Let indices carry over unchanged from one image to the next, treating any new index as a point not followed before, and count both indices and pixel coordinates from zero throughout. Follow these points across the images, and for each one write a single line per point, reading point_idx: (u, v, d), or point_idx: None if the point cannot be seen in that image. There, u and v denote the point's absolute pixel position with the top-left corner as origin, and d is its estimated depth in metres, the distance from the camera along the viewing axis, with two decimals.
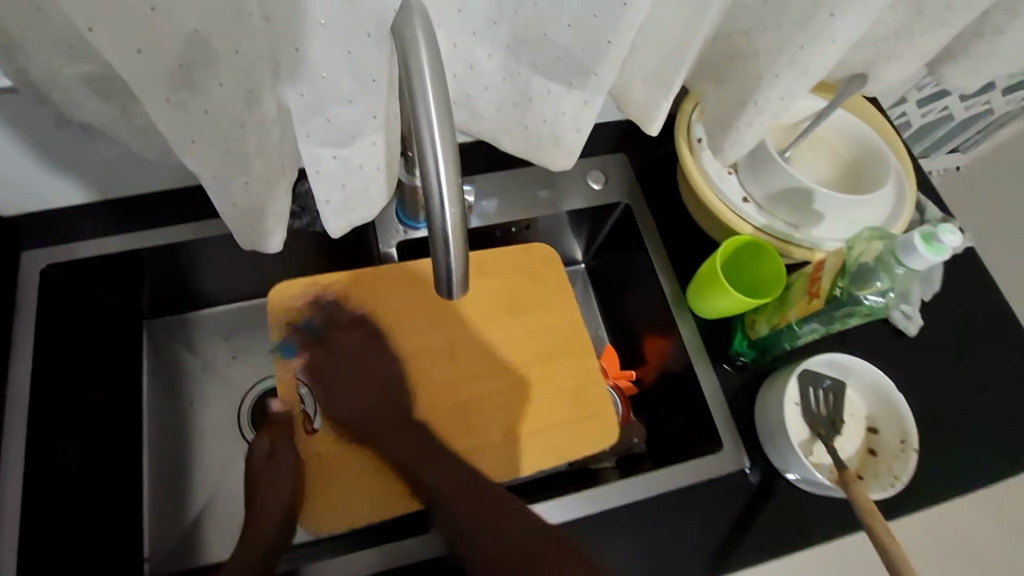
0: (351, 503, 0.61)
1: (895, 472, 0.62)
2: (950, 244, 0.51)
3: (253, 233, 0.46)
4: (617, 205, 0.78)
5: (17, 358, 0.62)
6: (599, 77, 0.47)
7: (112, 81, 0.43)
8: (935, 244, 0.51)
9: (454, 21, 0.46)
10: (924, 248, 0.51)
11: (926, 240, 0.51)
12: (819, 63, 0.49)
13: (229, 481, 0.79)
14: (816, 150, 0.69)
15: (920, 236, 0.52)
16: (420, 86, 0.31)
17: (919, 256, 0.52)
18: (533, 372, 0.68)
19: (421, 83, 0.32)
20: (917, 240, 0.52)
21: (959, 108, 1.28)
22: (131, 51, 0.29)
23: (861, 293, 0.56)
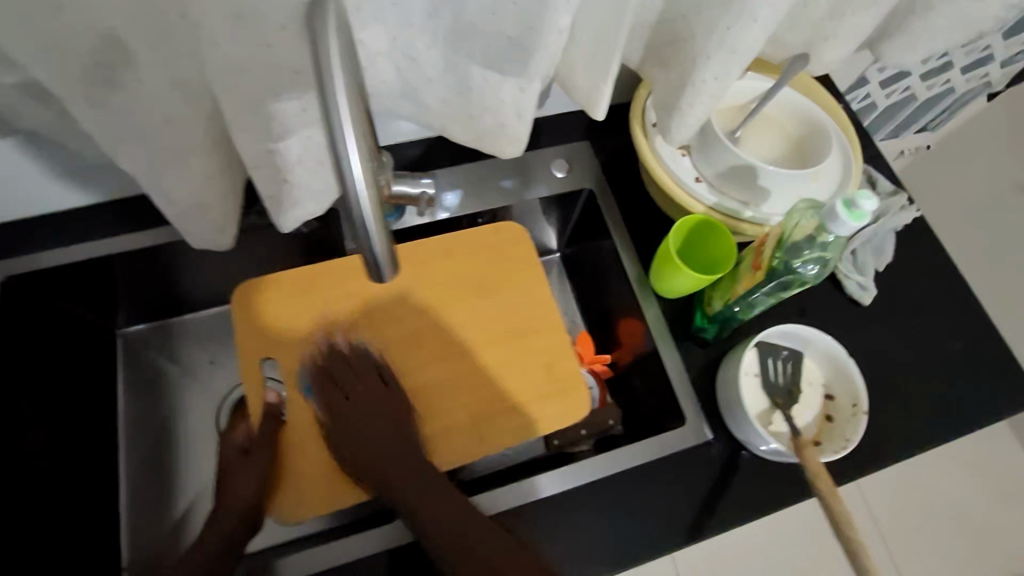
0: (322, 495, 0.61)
1: (847, 435, 0.64)
2: (869, 208, 0.52)
3: (202, 230, 0.47)
4: (582, 190, 0.79)
5: None
6: (534, 64, 0.47)
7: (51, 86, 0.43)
8: (854, 210, 0.51)
9: (390, 15, 0.46)
10: (846, 215, 0.52)
11: (847, 206, 0.51)
12: (745, 42, 0.50)
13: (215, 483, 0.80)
14: (767, 128, 0.70)
15: (841, 203, 0.52)
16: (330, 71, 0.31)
17: (841, 222, 0.52)
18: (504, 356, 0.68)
19: (331, 66, 0.31)
20: (838, 207, 0.52)
21: (921, 89, 1.31)
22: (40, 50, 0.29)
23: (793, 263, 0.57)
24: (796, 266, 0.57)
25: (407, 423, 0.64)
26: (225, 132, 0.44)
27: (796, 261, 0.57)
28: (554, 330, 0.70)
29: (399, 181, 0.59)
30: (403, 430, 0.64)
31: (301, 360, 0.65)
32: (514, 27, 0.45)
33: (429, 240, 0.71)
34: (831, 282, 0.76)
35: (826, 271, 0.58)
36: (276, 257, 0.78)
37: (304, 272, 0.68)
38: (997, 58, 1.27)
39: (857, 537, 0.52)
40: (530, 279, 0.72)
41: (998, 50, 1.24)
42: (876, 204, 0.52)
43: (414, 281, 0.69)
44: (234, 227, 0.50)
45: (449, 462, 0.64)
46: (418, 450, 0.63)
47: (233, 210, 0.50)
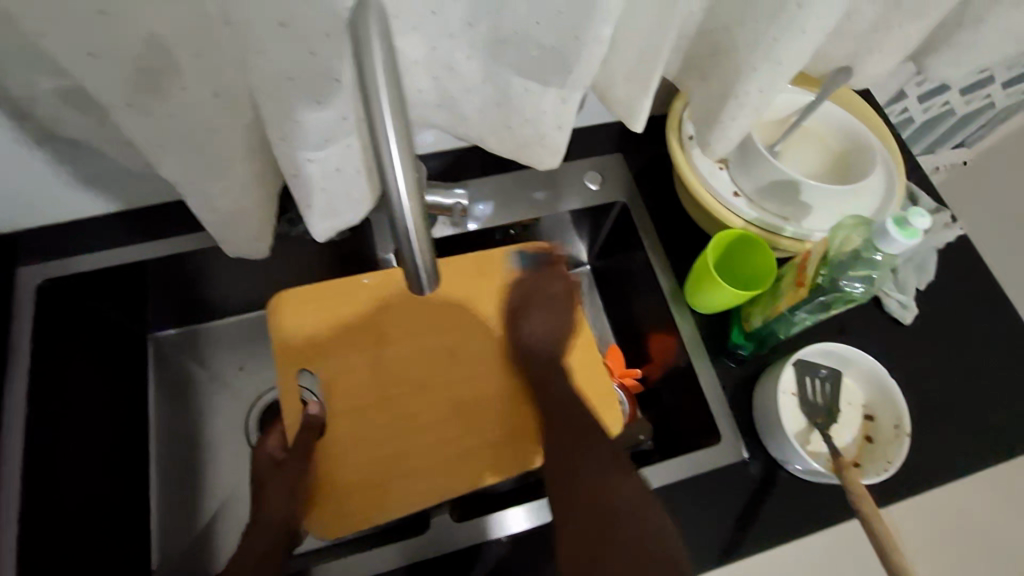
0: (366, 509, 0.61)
1: (890, 456, 0.61)
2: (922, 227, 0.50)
3: (238, 239, 0.47)
4: (614, 202, 0.77)
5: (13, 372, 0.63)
6: (575, 74, 0.46)
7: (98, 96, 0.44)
8: (904, 228, 0.49)
9: (430, 24, 0.46)
10: (896, 234, 0.49)
11: (899, 223, 0.49)
12: (793, 55, 0.48)
13: (242, 488, 0.80)
14: (807, 142, 0.67)
15: (894, 220, 0.50)
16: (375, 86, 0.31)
17: (889, 241, 0.50)
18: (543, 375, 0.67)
19: (377, 80, 0.31)
20: (890, 224, 0.50)
21: (960, 103, 1.28)
22: (84, 56, 0.29)
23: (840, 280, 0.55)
24: (843, 282, 0.55)
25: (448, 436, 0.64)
26: (264, 141, 0.43)
27: (843, 279, 0.55)
28: (586, 344, 0.71)
29: (432, 193, 0.62)
30: (445, 443, 0.64)
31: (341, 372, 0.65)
32: (557, 38, 0.44)
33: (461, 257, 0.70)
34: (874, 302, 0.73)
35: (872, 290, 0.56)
36: (311, 265, 0.79)
37: (338, 287, 0.67)
38: None
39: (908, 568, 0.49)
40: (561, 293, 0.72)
41: None
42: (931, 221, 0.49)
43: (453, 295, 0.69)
44: (270, 237, 0.50)
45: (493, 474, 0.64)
46: (461, 462, 0.64)
47: (269, 220, 0.49)
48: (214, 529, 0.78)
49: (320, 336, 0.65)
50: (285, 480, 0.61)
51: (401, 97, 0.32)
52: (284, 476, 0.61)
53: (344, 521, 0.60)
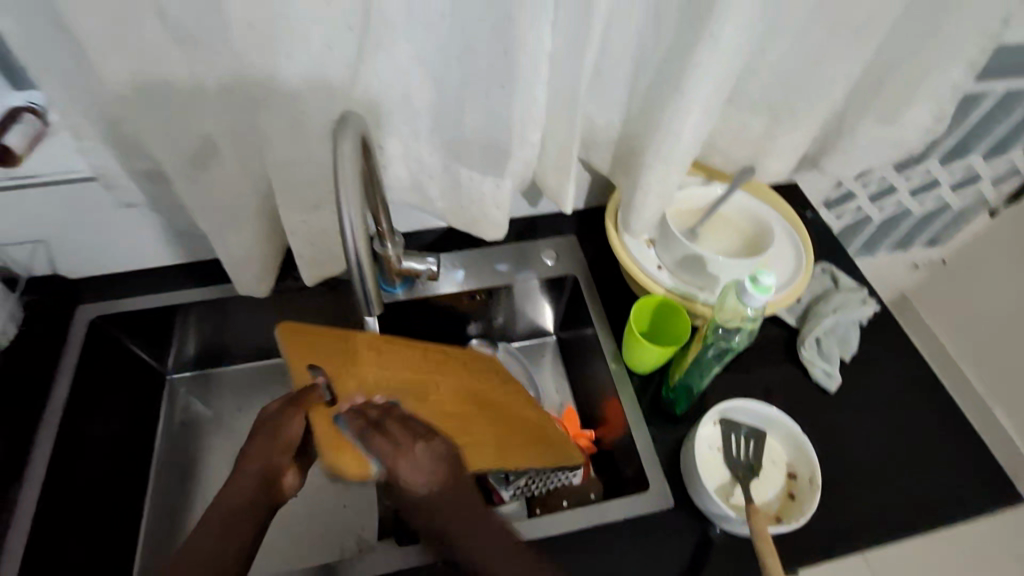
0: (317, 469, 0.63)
1: (804, 510, 0.68)
2: (771, 283, 0.58)
3: (246, 280, 0.61)
4: (566, 276, 0.88)
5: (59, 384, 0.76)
6: (508, 168, 0.62)
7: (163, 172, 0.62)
8: (757, 284, 0.58)
9: (405, 131, 0.63)
10: (750, 288, 0.58)
11: (752, 281, 0.58)
12: (675, 155, 0.64)
13: None
14: (723, 227, 0.81)
15: (747, 279, 0.59)
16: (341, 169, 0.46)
17: (748, 295, 0.58)
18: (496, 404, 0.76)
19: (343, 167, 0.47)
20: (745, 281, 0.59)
21: (913, 204, 1.41)
22: None
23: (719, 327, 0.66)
24: (722, 332, 0.66)
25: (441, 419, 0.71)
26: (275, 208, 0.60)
27: (721, 329, 0.65)
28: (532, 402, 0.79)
29: (407, 259, 0.75)
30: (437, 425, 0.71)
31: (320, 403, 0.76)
32: (493, 142, 0.60)
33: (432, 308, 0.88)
34: (800, 371, 0.83)
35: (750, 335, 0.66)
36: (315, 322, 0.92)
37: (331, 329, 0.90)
38: (986, 176, 1.33)
39: None
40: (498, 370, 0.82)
41: (985, 171, 1.31)
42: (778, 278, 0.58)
43: None
44: (272, 281, 0.65)
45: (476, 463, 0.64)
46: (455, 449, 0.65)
47: (273, 268, 0.65)
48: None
49: None
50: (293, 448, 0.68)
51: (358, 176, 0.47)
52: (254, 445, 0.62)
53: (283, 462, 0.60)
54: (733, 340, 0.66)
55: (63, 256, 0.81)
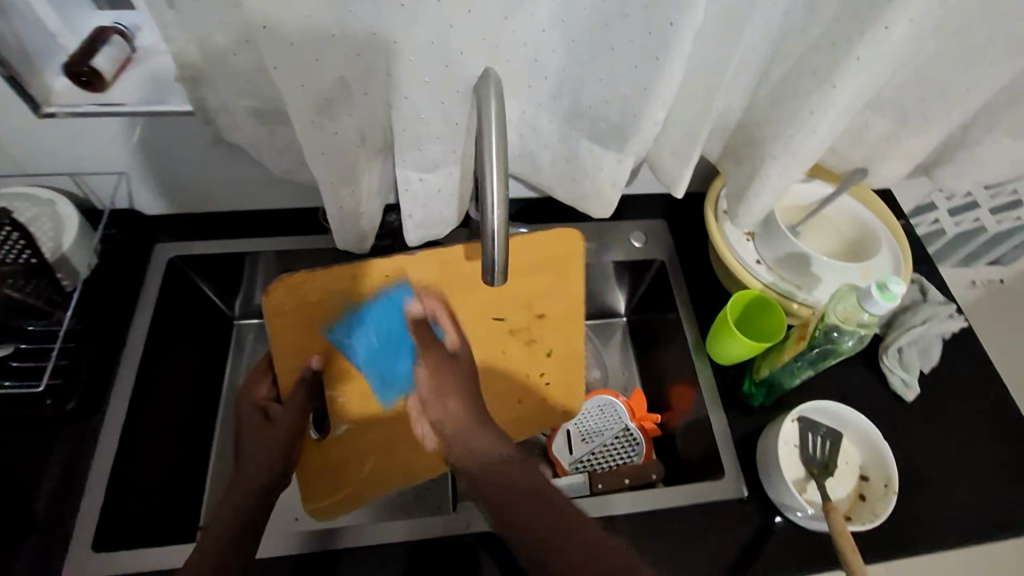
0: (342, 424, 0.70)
1: (877, 512, 0.64)
2: (899, 291, 0.56)
3: (347, 235, 0.60)
4: (655, 261, 0.84)
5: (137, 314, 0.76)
6: (632, 143, 0.58)
7: (270, 113, 0.60)
8: (885, 291, 0.56)
9: (525, 94, 0.59)
10: (877, 295, 0.56)
11: (879, 288, 0.56)
12: (807, 147, 0.60)
13: None
14: (825, 229, 0.78)
15: (875, 285, 0.56)
16: (489, 131, 0.44)
17: (873, 302, 0.56)
18: (546, 306, 0.72)
19: (490, 127, 0.44)
20: (871, 288, 0.57)
21: (989, 222, 1.34)
22: (298, 85, 0.45)
23: (831, 333, 0.62)
24: (835, 335, 0.62)
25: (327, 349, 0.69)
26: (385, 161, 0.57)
27: (835, 332, 0.61)
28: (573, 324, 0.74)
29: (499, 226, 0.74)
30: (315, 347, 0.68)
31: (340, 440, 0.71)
32: (621, 112, 0.56)
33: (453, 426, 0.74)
34: (876, 374, 0.78)
35: (861, 344, 0.63)
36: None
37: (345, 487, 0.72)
38: None
39: None
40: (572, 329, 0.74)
41: None
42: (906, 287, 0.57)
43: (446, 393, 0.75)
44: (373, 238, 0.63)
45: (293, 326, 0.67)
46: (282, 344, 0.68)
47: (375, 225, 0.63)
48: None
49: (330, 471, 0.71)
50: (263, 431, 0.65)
51: (503, 145, 0.44)
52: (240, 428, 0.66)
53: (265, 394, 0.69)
54: (844, 344, 0.62)
55: (145, 192, 0.80)
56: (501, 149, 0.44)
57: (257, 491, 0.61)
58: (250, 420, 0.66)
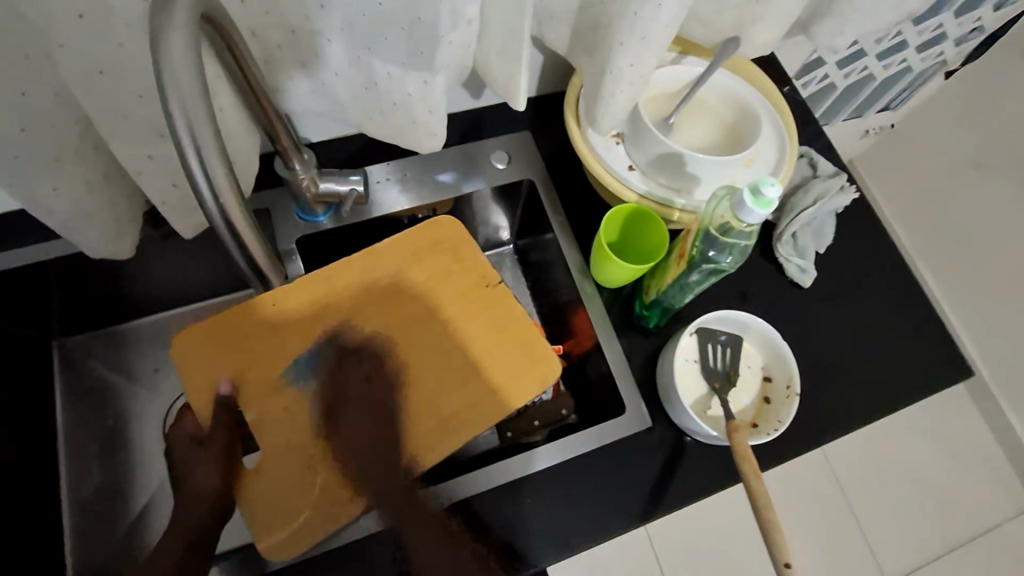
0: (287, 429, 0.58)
1: (780, 417, 0.61)
2: (775, 195, 0.48)
3: (90, 240, 0.45)
4: (523, 182, 0.72)
5: None
6: (434, 57, 0.45)
7: None
8: (759, 198, 0.48)
9: (282, 8, 0.44)
10: (751, 203, 0.48)
11: (752, 193, 0.48)
12: (655, 29, 0.49)
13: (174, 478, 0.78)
14: (702, 113, 0.68)
15: (748, 190, 0.48)
16: (177, 107, 0.31)
17: (747, 210, 0.48)
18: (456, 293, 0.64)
19: (177, 96, 0.31)
20: (744, 195, 0.48)
21: (879, 68, 1.23)
22: None
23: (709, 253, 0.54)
24: (712, 255, 0.55)
25: (250, 355, 0.60)
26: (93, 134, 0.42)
27: (712, 250, 0.54)
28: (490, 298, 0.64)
29: (325, 180, 0.61)
30: (244, 363, 0.60)
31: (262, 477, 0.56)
32: (407, 15, 0.42)
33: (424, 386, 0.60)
34: (774, 265, 0.74)
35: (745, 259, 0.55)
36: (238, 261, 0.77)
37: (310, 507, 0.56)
38: (952, 36, 1.18)
39: (774, 520, 0.50)
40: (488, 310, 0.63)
41: (954, 27, 1.15)
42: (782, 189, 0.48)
43: (404, 359, 0.61)
44: (135, 237, 0.49)
45: (207, 336, 0.60)
46: (196, 357, 0.59)
47: (133, 218, 0.49)
48: (141, 526, 0.75)
49: (295, 500, 0.56)
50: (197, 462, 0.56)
51: (212, 123, 0.32)
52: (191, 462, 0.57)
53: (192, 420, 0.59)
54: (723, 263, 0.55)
55: None
56: (195, 123, 0.30)
57: (183, 548, 0.55)
58: (185, 450, 0.57)
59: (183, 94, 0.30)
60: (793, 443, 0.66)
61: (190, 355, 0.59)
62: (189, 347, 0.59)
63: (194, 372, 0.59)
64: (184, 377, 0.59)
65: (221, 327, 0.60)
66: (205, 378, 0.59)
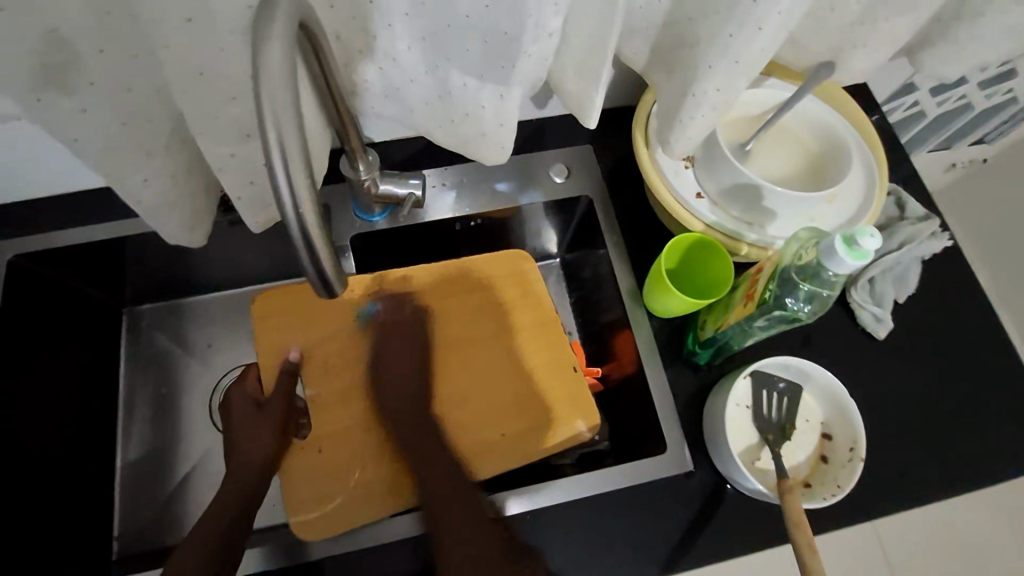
0: (343, 422, 0.60)
1: (839, 482, 0.58)
2: (872, 247, 0.45)
3: (170, 228, 0.47)
4: (580, 198, 0.71)
5: None
6: (513, 70, 0.44)
7: None
8: (854, 248, 0.44)
9: (368, 13, 0.44)
10: (844, 253, 0.44)
11: (847, 243, 0.44)
12: (750, 52, 0.47)
13: (212, 456, 0.79)
14: (780, 143, 0.65)
15: (841, 239, 0.45)
16: (267, 108, 0.30)
17: (838, 261, 0.45)
18: (523, 314, 0.65)
19: (269, 98, 0.31)
20: (837, 242, 0.45)
21: (978, 97, 1.13)
22: None
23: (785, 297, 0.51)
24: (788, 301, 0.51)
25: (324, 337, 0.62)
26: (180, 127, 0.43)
27: (790, 297, 0.51)
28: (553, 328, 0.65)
29: (385, 182, 0.61)
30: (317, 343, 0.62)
31: (305, 460, 0.58)
32: (491, 28, 0.42)
33: (483, 400, 0.61)
34: (844, 308, 0.69)
35: (821, 309, 0.52)
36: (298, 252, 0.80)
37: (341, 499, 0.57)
38: None
39: None
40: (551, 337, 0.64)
41: None
42: (880, 243, 0.45)
43: (465, 372, 0.62)
44: (209, 226, 0.50)
45: (286, 312, 0.62)
46: (275, 329, 0.62)
47: (209, 209, 0.50)
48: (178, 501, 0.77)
49: (331, 490, 0.58)
50: (252, 428, 0.58)
51: (301, 125, 0.31)
52: (245, 426, 0.58)
53: (253, 387, 0.61)
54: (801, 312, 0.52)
55: None
56: (288, 131, 0.31)
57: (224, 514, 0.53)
58: (243, 411, 0.59)
59: (278, 99, 0.30)
60: (844, 505, 0.61)
61: (268, 324, 0.62)
62: (270, 319, 0.62)
63: (268, 342, 0.61)
64: (260, 341, 0.61)
65: (300, 306, 0.63)
66: (277, 349, 0.61)
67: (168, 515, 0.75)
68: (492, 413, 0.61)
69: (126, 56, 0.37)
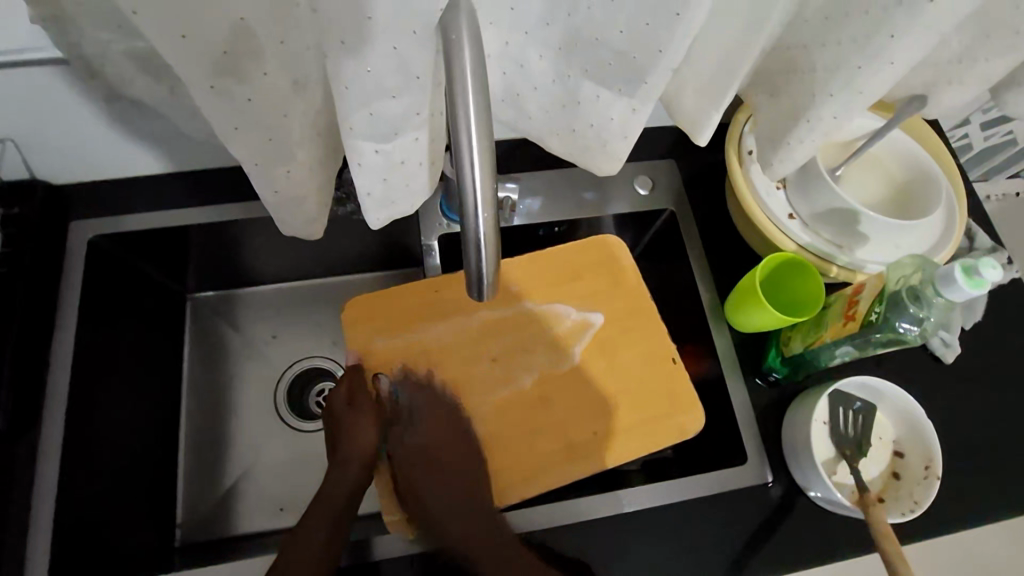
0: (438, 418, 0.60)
1: (915, 497, 0.59)
2: (991, 278, 0.48)
3: (293, 222, 0.47)
4: (664, 211, 0.71)
5: (64, 302, 0.63)
6: (650, 85, 0.45)
7: (155, 61, 0.46)
8: (974, 277, 0.48)
9: (507, 19, 0.44)
10: (964, 281, 0.48)
11: (967, 272, 0.48)
12: (875, 84, 0.47)
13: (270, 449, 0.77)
14: (868, 169, 0.66)
15: (961, 268, 0.49)
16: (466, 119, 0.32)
17: (956, 288, 0.49)
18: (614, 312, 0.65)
19: (466, 110, 0.32)
20: (958, 271, 0.49)
21: None
22: (176, 36, 0.31)
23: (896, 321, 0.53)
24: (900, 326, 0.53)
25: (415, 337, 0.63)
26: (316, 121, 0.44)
27: (903, 323, 0.53)
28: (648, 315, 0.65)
29: None
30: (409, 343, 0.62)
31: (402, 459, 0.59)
32: (631, 48, 0.43)
33: (576, 402, 0.62)
34: None
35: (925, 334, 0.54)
36: (369, 246, 0.79)
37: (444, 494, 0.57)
38: None
39: None
40: (648, 324, 0.65)
41: None
42: (1000, 275, 0.49)
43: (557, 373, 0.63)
44: (326, 219, 0.50)
45: (378, 311, 0.63)
46: (367, 327, 0.62)
47: (325, 201, 0.50)
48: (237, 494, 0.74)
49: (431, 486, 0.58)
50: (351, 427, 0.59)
51: (489, 134, 0.33)
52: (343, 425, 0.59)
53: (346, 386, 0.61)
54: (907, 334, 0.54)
55: (44, 158, 0.64)
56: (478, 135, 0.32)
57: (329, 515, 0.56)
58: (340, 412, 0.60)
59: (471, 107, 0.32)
60: (917, 526, 0.62)
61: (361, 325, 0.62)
62: (362, 317, 0.62)
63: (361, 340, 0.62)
64: (352, 341, 0.62)
65: (391, 305, 0.63)
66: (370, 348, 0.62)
67: (229, 506, 0.73)
68: (585, 414, 0.61)
69: (294, 47, 0.37)
